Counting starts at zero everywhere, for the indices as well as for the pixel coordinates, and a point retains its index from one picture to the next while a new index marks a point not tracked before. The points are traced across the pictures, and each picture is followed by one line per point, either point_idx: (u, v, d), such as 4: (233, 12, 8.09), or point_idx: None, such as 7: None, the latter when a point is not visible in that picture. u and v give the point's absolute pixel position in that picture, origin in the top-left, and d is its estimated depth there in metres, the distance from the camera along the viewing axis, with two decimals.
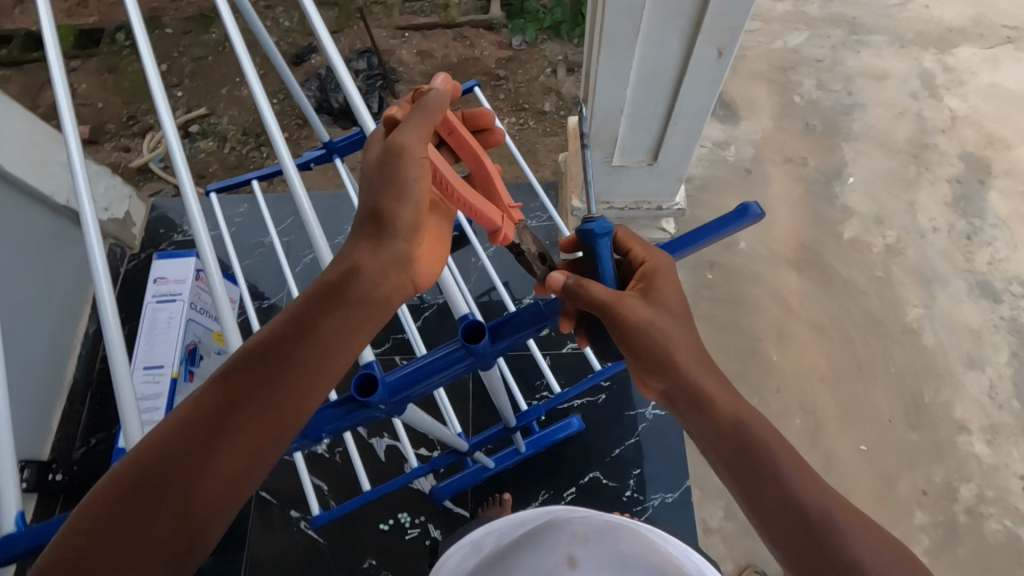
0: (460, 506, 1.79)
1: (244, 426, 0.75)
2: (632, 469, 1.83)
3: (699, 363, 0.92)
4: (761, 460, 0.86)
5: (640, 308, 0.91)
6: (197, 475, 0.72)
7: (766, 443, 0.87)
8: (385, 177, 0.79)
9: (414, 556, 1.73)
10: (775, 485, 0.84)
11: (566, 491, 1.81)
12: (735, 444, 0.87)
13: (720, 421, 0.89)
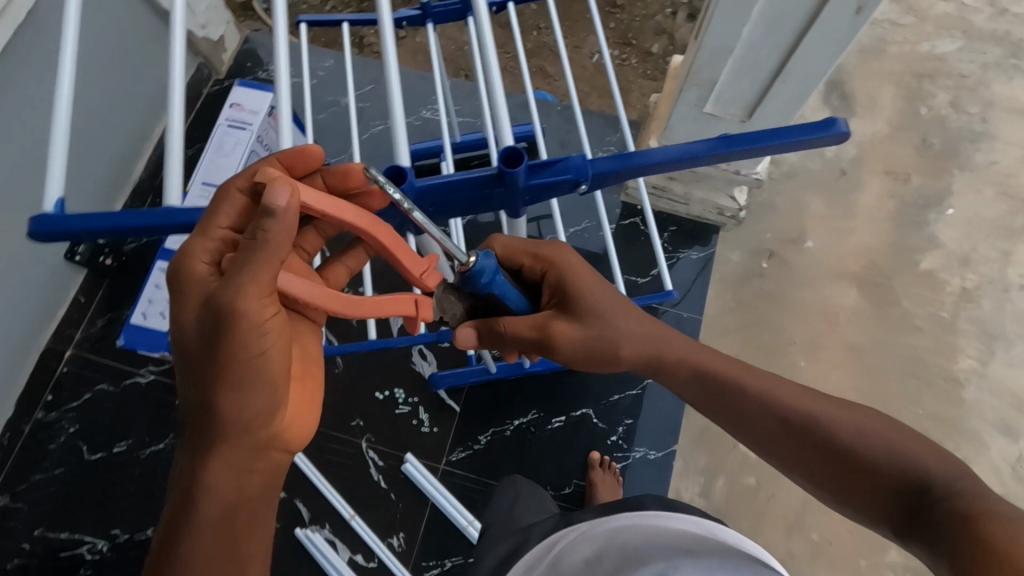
0: (452, 400, 1.85)
1: (203, 478, 0.85)
2: (624, 418, 1.85)
3: (640, 345, 1.11)
4: (738, 396, 1.06)
5: (570, 330, 1.04)
6: (186, 534, 0.85)
7: (742, 377, 1.06)
8: (228, 352, 0.81)
9: (398, 430, 1.82)
10: (761, 411, 1.03)
11: (554, 418, 1.85)
12: (715, 386, 1.08)
13: (688, 373, 1.11)
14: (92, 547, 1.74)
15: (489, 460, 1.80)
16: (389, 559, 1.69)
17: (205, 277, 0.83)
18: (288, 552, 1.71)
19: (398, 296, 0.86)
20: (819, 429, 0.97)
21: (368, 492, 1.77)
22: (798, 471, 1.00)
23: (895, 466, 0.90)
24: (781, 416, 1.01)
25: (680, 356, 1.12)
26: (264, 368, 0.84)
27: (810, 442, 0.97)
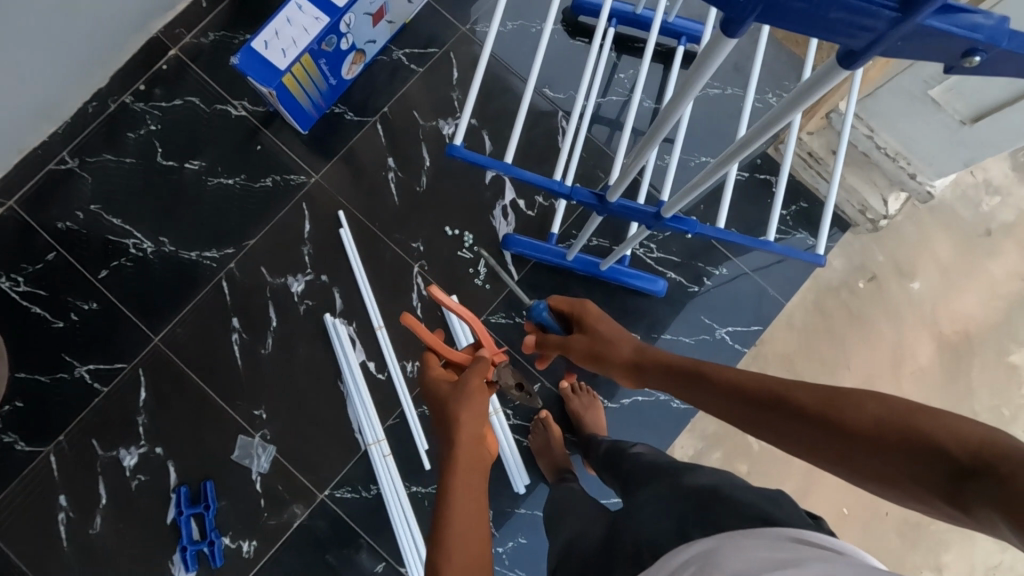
0: (514, 266, 1.79)
1: (462, 447, 0.94)
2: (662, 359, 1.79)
3: (625, 343, 1.25)
4: (701, 382, 1.05)
5: (585, 342, 1.31)
6: (455, 483, 0.88)
7: (697, 368, 1.08)
8: (468, 373, 1.07)
9: (452, 270, 1.79)
10: (723, 387, 0.99)
11: None
12: (686, 378, 1.09)
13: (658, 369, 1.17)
14: (138, 244, 1.78)
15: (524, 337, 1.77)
16: (398, 377, 1.71)
17: (438, 371, 1.14)
18: (310, 330, 1.75)
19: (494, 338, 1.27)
20: (792, 393, 0.88)
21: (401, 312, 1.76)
22: (788, 442, 0.88)
23: (917, 442, 0.72)
24: (734, 385, 0.98)
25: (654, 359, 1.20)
26: (484, 403, 1.02)
27: (789, 406, 0.88)
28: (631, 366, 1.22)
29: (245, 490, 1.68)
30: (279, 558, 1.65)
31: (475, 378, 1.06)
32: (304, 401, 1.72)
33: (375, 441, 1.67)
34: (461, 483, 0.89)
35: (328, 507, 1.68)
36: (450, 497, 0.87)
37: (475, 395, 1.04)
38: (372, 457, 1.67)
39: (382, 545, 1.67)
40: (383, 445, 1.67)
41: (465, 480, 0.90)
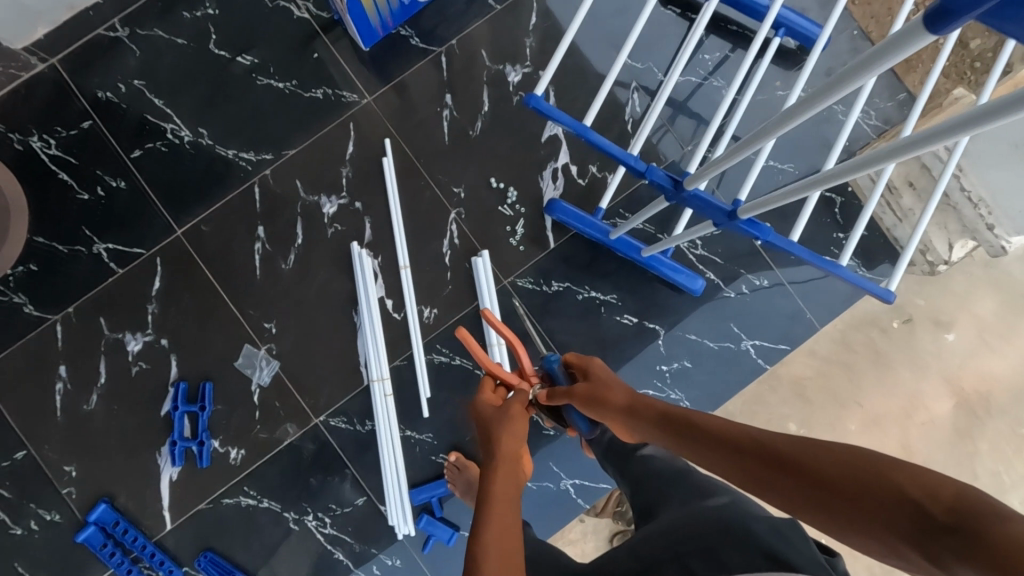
0: (552, 234, 1.73)
1: (501, 473, 1.06)
2: (681, 358, 1.72)
3: (624, 388, 1.20)
4: (686, 432, 0.99)
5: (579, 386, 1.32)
6: (490, 502, 0.98)
7: (682, 416, 1.03)
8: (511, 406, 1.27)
9: (488, 223, 1.72)
10: (706, 436, 0.95)
11: (625, 313, 1.73)
12: (671, 427, 1.03)
13: (646, 411, 1.11)
14: (175, 130, 1.72)
15: (546, 307, 1.72)
16: (412, 321, 1.67)
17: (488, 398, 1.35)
18: (333, 255, 1.71)
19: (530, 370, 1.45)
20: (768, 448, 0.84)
21: (429, 255, 1.71)
22: (771, 492, 0.82)
23: (887, 489, 0.68)
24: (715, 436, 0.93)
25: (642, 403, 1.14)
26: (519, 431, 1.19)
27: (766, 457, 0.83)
28: (622, 407, 1.16)
29: (242, 399, 1.67)
30: (264, 471, 1.66)
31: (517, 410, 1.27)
32: (315, 324, 1.69)
33: (379, 378, 1.65)
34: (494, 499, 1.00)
35: (321, 432, 1.67)
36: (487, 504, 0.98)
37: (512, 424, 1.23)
38: (373, 393, 1.65)
39: (366, 480, 1.67)
40: (387, 384, 1.65)
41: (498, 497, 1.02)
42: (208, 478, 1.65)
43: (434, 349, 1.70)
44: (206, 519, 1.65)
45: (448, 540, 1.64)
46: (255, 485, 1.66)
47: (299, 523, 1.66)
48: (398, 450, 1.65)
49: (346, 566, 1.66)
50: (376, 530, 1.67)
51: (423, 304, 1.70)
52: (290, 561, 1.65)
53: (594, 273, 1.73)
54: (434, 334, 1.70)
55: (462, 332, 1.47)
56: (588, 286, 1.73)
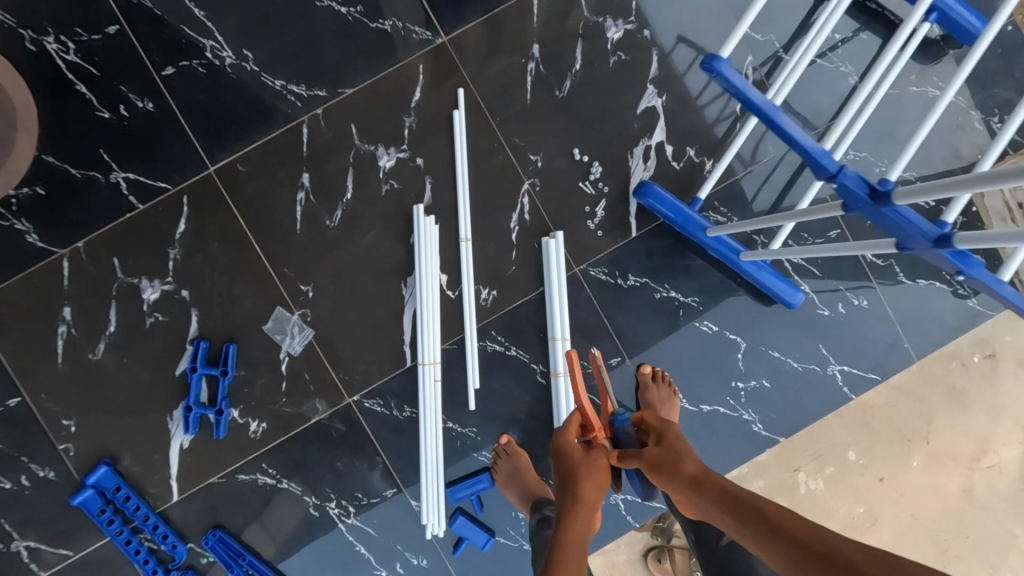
0: (635, 221, 1.52)
1: (573, 535, 1.13)
2: (760, 376, 1.55)
3: (695, 461, 1.16)
4: (754, 521, 0.99)
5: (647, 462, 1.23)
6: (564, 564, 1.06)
7: (746, 500, 1.03)
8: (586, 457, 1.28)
9: (565, 200, 1.51)
10: (778, 534, 0.94)
11: (705, 320, 1.54)
12: (738, 514, 1.02)
13: (710, 487, 1.09)
14: (216, 49, 1.47)
15: (619, 303, 1.53)
16: (469, 301, 1.47)
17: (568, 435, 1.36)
18: (385, 216, 1.49)
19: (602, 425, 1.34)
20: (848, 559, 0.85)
21: (494, 229, 1.50)
22: None
23: None
24: (787, 534, 0.93)
25: (707, 478, 1.12)
26: (597, 486, 1.23)
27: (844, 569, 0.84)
28: (687, 478, 1.13)
29: (269, 367, 1.48)
30: (287, 449, 1.49)
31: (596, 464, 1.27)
32: (358, 292, 1.49)
33: (426, 362, 1.46)
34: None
35: (353, 413, 1.50)
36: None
37: (587, 482, 1.23)
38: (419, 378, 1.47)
39: (399, 471, 1.51)
40: (435, 369, 1.47)
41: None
42: (223, 450, 1.48)
43: (488, 336, 1.51)
44: (218, 493, 1.48)
45: (483, 545, 1.49)
46: (275, 462, 1.49)
47: (320, 510, 1.50)
48: (439, 444, 1.48)
49: (367, 561, 1.50)
50: (404, 527, 1.51)
51: (483, 283, 1.50)
52: (306, 549, 1.50)
53: (676, 271, 1.53)
54: (491, 319, 1.51)
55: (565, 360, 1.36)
56: (668, 284, 1.53)
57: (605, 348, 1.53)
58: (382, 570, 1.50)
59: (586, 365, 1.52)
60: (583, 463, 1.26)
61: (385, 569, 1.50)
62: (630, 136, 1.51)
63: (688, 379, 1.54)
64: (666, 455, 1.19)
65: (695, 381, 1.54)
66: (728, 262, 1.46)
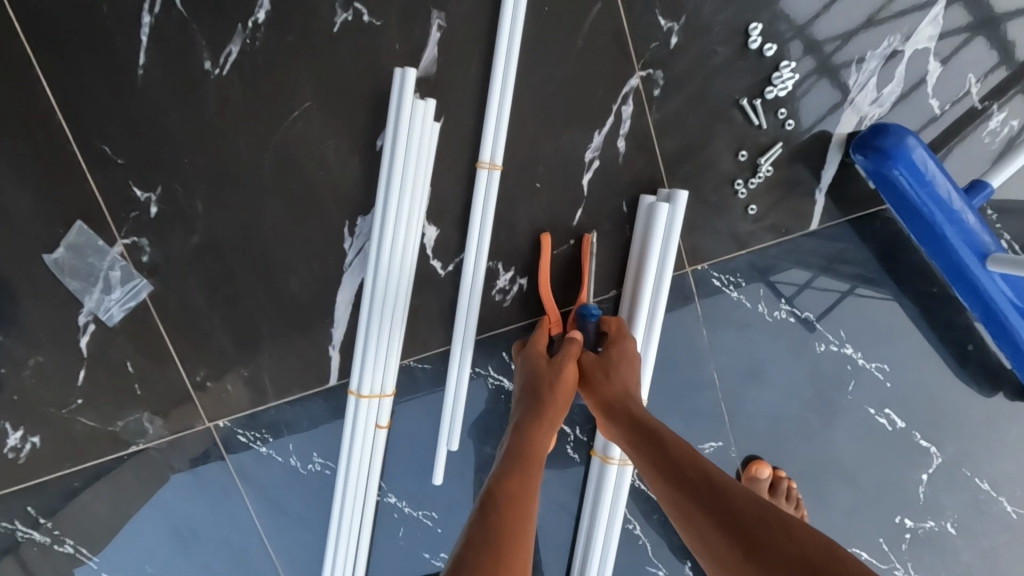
0: (823, 201, 0.78)
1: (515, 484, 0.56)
2: (946, 515, 0.88)
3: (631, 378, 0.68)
4: (687, 484, 0.55)
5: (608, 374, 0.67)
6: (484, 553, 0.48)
7: (670, 449, 0.58)
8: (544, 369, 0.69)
9: (702, 128, 0.75)
10: (717, 514, 0.51)
11: (886, 408, 0.84)
12: (662, 462, 0.58)
13: (632, 419, 0.63)
14: None
15: (748, 344, 0.81)
16: (471, 291, 0.74)
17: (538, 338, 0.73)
18: (334, 80, 0.71)
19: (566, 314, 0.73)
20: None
21: (550, 156, 0.74)
22: None
23: None
24: (741, 523, 0.49)
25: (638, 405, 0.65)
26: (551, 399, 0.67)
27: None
28: (612, 398, 0.66)
29: (54, 337, 0.74)
30: (78, 490, 0.79)
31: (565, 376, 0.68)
32: (254, 224, 0.73)
33: (362, 392, 0.74)
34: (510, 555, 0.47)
35: (214, 449, 0.79)
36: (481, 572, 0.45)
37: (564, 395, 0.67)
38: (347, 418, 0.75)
39: (284, 561, 0.83)
40: (381, 407, 0.75)
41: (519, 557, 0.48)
42: None
43: (494, 358, 0.79)
44: None
45: None
46: (54, 509, 0.79)
47: None
48: (363, 543, 0.79)
49: None
50: None
51: (506, 259, 0.76)
52: None
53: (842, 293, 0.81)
54: (505, 329, 0.78)
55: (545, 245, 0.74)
56: (843, 331, 0.82)
57: (700, 420, 0.82)
58: None
59: None
60: (561, 365, 0.68)
61: None
62: (854, 34, 0.74)
63: (825, 499, 0.86)
64: (612, 357, 0.68)
65: (838, 503, 0.86)
66: (996, 328, 0.74)
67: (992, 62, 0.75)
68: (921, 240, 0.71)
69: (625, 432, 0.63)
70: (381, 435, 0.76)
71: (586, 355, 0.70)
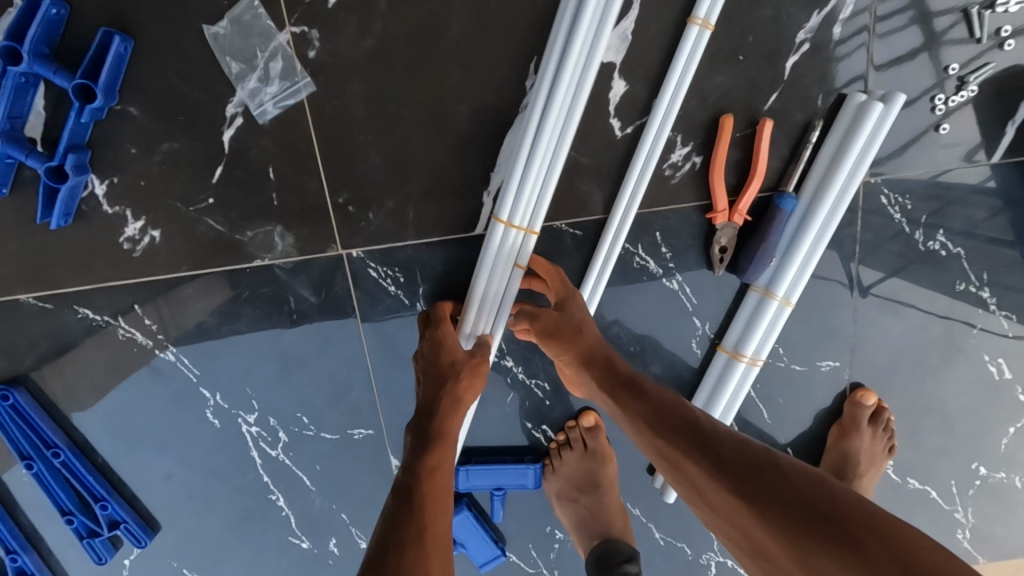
0: (1010, 136, 0.76)
1: (433, 458, 0.62)
2: (1018, 469, 0.91)
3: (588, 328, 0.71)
4: (649, 415, 0.61)
5: (562, 334, 0.70)
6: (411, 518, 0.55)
7: (656, 399, 0.63)
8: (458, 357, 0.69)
9: (918, 32, 0.71)
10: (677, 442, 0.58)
11: (1000, 357, 0.85)
12: (643, 408, 0.62)
13: (614, 372, 0.67)
14: None
15: (893, 270, 0.80)
16: (650, 154, 0.69)
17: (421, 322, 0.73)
18: None
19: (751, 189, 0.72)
20: (814, 512, 0.48)
21: (762, 28, 0.69)
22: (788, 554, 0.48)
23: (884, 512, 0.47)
24: (698, 451, 0.56)
25: (614, 358, 0.68)
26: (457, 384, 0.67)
27: (810, 525, 0.47)
28: (586, 358, 0.69)
29: (196, 125, 0.68)
30: (189, 298, 0.74)
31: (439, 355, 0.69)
32: (437, 39, 0.67)
33: (511, 224, 0.68)
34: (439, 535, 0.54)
35: (340, 280, 0.75)
36: (416, 550, 0.51)
37: (478, 381, 0.69)
38: (486, 250, 0.70)
39: (386, 407, 0.81)
40: (526, 245, 0.70)
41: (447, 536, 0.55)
42: (60, 254, 0.71)
43: (645, 237, 0.76)
44: (32, 328, 0.74)
45: (481, 562, 0.86)
46: (161, 313, 0.75)
47: (223, 418, 0.80)
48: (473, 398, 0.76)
49: (283, 522, 0.86)
50: (364, 491, 0.85)
51: (686, 133, 0.72)
52: (181, 472, 0.82)
53: (994, 236, 0.80)
54: (666, 208, 0.75)
55: (726, 126, 0.70)
56: (985, 274, 0.81)
57: (826, 337, 0.82)
58: (305, 542, 0.87)
59: (784, 354, 0.83)
60: (479, 358, 0.69)
61: (311, 542, 0.87)
62: None
63: (914, 435, 0.88)
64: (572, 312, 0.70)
65: (926, 441, 0.89)
66: None
67: None
68: None
69: (600, 384, 0.67)
70: (520, 274, 0.71)
71: (551, 317, 0.71)
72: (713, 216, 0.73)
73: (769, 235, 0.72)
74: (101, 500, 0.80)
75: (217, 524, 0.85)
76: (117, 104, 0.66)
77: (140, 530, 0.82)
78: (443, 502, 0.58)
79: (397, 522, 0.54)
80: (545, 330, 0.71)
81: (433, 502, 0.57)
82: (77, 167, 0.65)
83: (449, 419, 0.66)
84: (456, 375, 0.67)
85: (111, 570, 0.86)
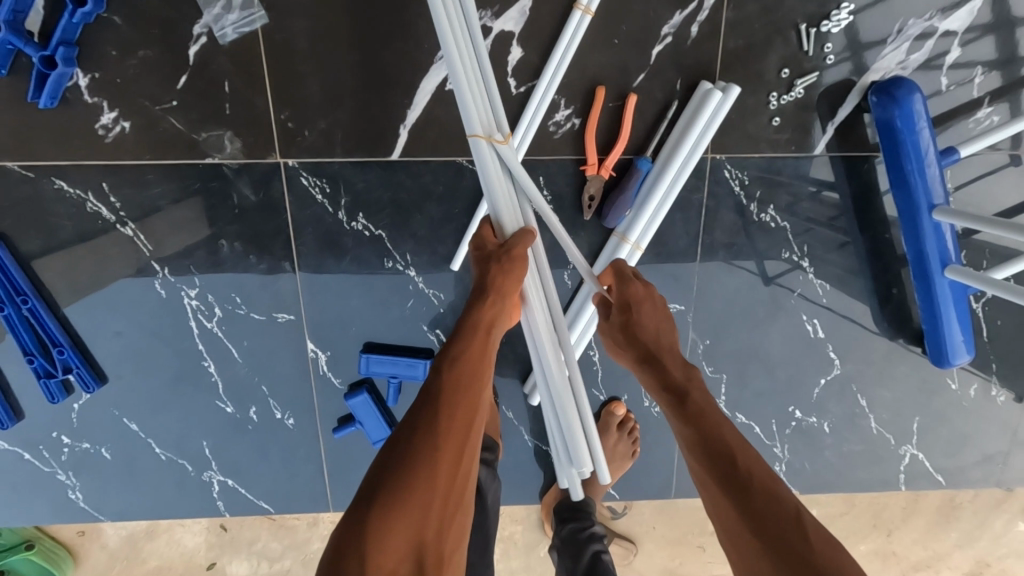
0: (830, 134, 0.94)
1: (467, 350, 0.74)
2: (825, 416, 1.11)
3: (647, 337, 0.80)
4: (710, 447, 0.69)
5: (639, 323, 0.81)
6: (448, 401, 0.69)
7: (722, 441, 0.69)
8: (513, 261, 0.76)
9: (760, 38, 0.88)
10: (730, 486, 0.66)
11: (815, 318, 1.04)
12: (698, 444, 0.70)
13: (667, 379, 0.76)
14: None
15: (732, 235, 0.99)
16: (535, 114, 0.87)
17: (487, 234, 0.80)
18: None
19: (619, 147, 0.89)
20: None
21: (634, 20, 0.86)
22: None
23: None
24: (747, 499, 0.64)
25: (675, 365, 0.78)
26: (500, 286, 0.76)
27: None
28: (643, 355, 0.80)
29: (168, 39, 0.83)
30: (149, 183, 0.90)
31: (503, 264, 0.76)
32: None
33: (480, 134, 0.75)
34: (461, 427, 0.68)
35: (277, 183, 0.91)
36: (428, 427, 0.66)
37: (517, 269, 0.76)
38: (478, 169, 0.77)
39: (307, 299, 0.98)
40: (502, 149, 0.77)
41: (467, 421, 0.69)
42: (45, 132, 0.86)
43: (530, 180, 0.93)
44: (15, 192, 0.89)
45: (374, 440, 1.05)
46: (124, 192, 0.90)
47: (170, 291, 0.96)
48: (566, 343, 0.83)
49: (212, 387, 1.03)
50: (283, 368, 1.02)
51: (569, 98, 0.89)
52: (128, 332, 0.98)
53: (814, 217, 0.99)
54: (549, 157, 0.92)
55: (601, 95, 0.88)
56: (806, 248, 1.00)
57: (673, 284, 1.01)
58: (229, 408, 1.04)
59: None
60: (516, 244, 0.77)
61: (234, 407, 1.04)
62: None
63: (744, 376, 1.08)
64: (621, 317, 0.82)
65: (752, 383, 1.08)
66: (919, 272, 0.91)
67: (993, 60, 0.91)
68: (893, 182, 0.88)
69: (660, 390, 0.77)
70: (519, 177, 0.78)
71: (612, 319, 0.83)
72: (584, 167, 0.90)
73: (629, 187, 0.90)
74: (58, 346, 0.96)
75: (155, 381, 1.01)
76: (105, 13, 0.82)
77: (88, 377, 0.98)
78: (473, 389, 0.71)
79: (431, 403, 0.69)
80: (623, 315, 0.82)
81: (462, 386, 0.70)
82: (66, 60, 0.81)
83: (481, 313, 0.76)
84: (491, 266, 0.76)
85: (63, 410, 1.02)
